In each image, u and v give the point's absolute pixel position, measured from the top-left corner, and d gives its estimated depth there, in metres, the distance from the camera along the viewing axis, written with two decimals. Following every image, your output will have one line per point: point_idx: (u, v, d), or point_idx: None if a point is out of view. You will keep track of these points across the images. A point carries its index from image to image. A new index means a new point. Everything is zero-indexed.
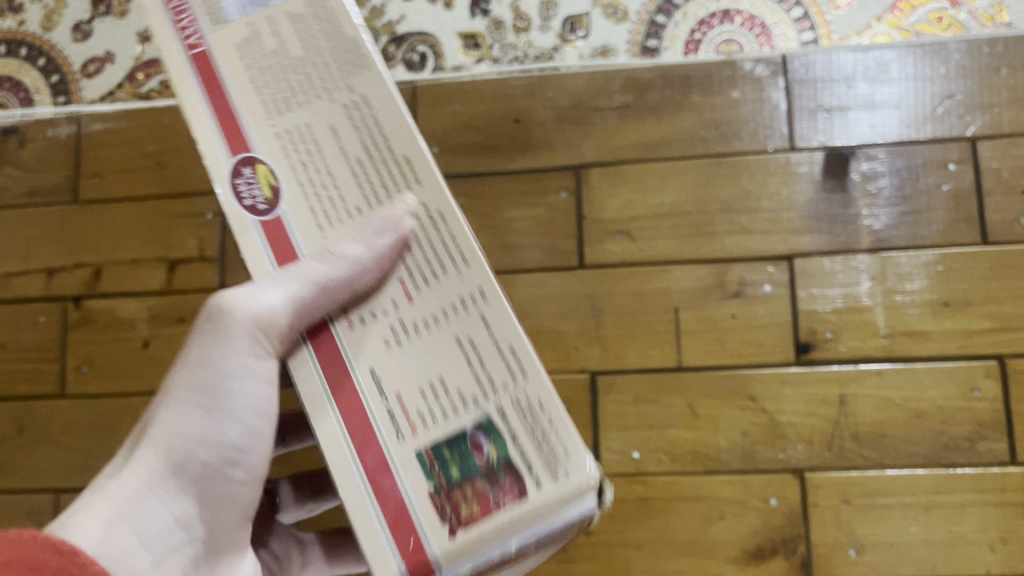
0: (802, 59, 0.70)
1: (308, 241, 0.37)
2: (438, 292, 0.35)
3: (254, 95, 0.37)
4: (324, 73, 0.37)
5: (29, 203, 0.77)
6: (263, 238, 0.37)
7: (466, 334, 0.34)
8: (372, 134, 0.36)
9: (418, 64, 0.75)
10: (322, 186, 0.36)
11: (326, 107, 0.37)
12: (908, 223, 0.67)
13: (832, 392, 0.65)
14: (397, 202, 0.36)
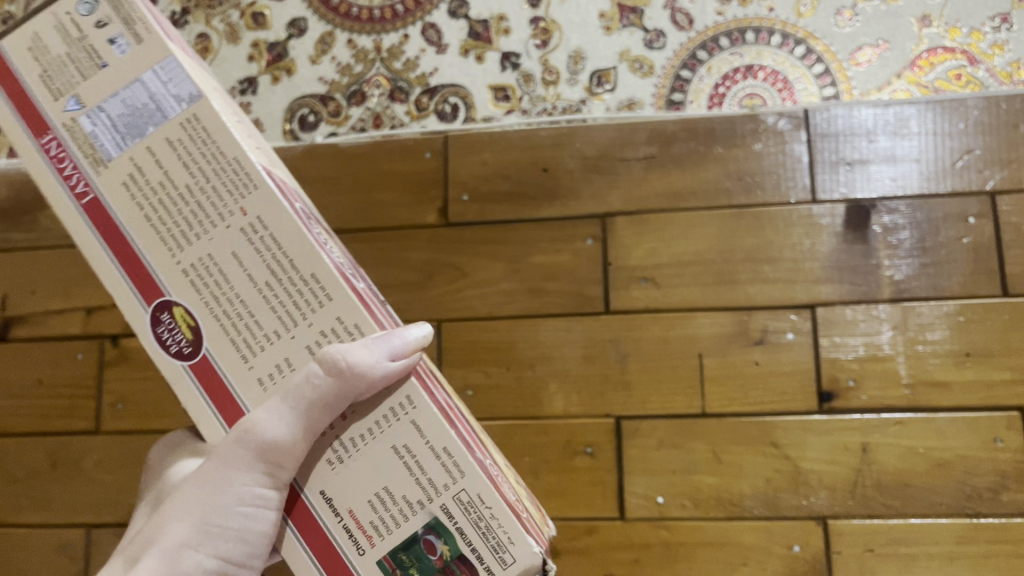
0: (823, 113, 0.72)
1: (163, 271, 0.38)
2: (258, 260, 0.37)
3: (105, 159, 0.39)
4: (177, 156, 0.38)
5: (70, 243, 0.80)
6: (121, 276, 0.38)
7: (292, 300, 0.37)
8: (203, 169, 0.38)
9: (449, 114, 0.78)
10: (170, 224, 0.38)
11: (150, 150, 0.38)
12: (928, 274, 0.68)
13: (854, 440, 0.66)
14: (236, 200, 0.38)
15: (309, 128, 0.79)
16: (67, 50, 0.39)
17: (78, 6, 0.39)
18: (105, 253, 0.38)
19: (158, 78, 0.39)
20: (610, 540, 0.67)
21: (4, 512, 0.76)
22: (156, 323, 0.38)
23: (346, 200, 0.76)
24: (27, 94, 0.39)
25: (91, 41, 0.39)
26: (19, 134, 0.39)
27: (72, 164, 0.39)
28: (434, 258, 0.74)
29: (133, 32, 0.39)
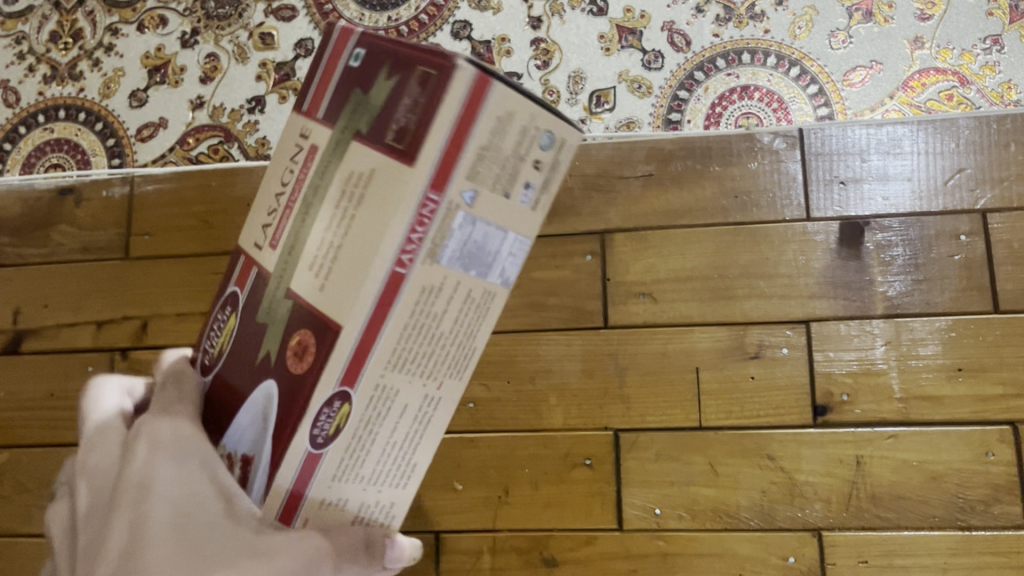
0: (818, 133, 0.73)
1: (368, 370, 0.33)
2: (405, 430, 0.36)
3: (359, 209, 0.33)
4: (406, 308, 0.33)
5: (82, 258, 0.82)
6: (341, 361, 0.33)
7: (389, 471, 0.36)
8: (458, 331, 0.35)
9: None
10: (414, 355, 0.34)
11: (462, 290, 0.34)
12: (920, 291, 0.69)
13: (848, 453, 0.67)
14: (423, 369, 0.35)
15: None
16: (496, 141, 0.32)
17: (545, 137, 0.33)
18: (360, 305, 0.32)
19: (503, 245, 0.35)
20: (610, 550, 0.68)
21: (15, 521, 0.77)
22: (297, 378, 0.34)
23: None
24: (461, 142, 0.31)
25: (533, 154, 0.33)
26: (422, 159, 0.31)
27: (423, 225, 0.32)
28: None
29: (539, 197, 0.34)
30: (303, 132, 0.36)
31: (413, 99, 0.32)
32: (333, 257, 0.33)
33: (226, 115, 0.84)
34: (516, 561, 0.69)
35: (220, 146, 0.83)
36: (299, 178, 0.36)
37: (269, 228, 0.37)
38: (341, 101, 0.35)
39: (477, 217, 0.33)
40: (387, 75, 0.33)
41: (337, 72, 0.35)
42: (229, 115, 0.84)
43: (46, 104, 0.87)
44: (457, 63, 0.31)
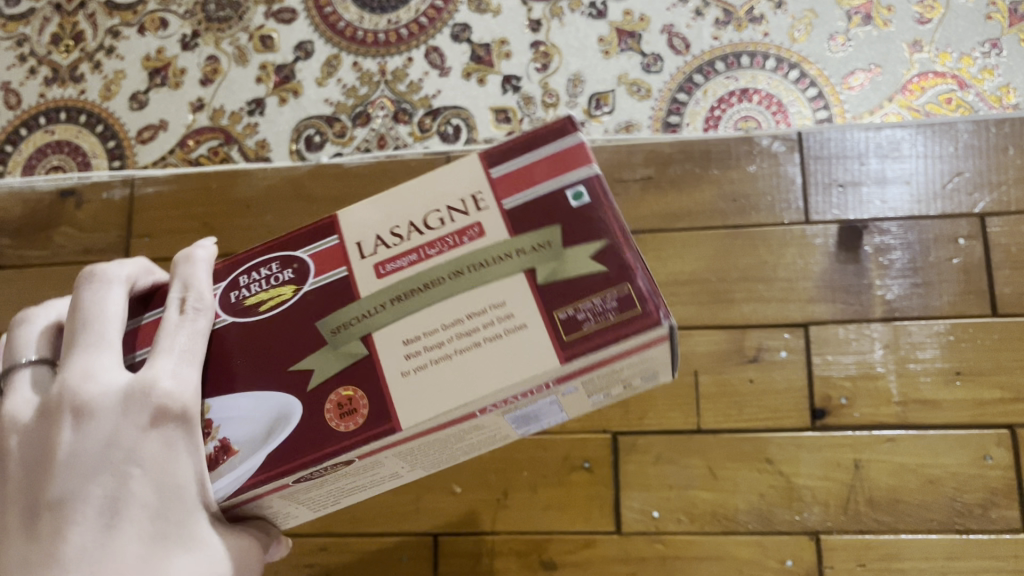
0: (817, 136, 0.74)
1: (384, 457, 0.39)
2: (368, 481, 0.43)
3: (484, 354, 0.37)
4: (447, 439, 0.40)
5: (82, 260, 0.81)
6: (370, 447, 0.38)
7: (317, 504, 0.44)
8: (461, 446, 0.43)
9: (452, 136, 0.80)
10: (423, 451, 0.41)
11: (490, 428, 0.41)
12: (919, 294, 0.69)
13: (846, 456, 0.67)
14: (418, 459, 0.42)
15: (316, 148, 0.81)
16: (612, 374, 0.39)
17: (643, 378, 0.41)
18: (430, 420, 0.37)
19: (549, 414, 0.43)
20: (608, 553, 0.68)
21: None
22: (338, 435, 0.38)
23: None
24: (604, 362, 0.37)
25: (631, 380, 0.42)
26: (574, 361, 0.37)
27: (521, 395, 0.38)
28: None
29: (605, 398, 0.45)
30: (475, 194, 0.40)
31: (602, 306, 0.37)
32: (438, 357, 0.38)
33: (226, 117, 0.84)
34: (515, 565, 0.69)
35: (219, 148, 0.83)
36: (447, 244, 0.39)
37: (385, 247, 0.40)
38: (534, 215, 0.39)
39: (560, 400, 0.41)
40: (593, 252, 0.38)
41: (553, 185, 0.40)
42: (230, 118, 0.84)
43: (47, 106, 0.87)
44: (662, 325, 0.36)
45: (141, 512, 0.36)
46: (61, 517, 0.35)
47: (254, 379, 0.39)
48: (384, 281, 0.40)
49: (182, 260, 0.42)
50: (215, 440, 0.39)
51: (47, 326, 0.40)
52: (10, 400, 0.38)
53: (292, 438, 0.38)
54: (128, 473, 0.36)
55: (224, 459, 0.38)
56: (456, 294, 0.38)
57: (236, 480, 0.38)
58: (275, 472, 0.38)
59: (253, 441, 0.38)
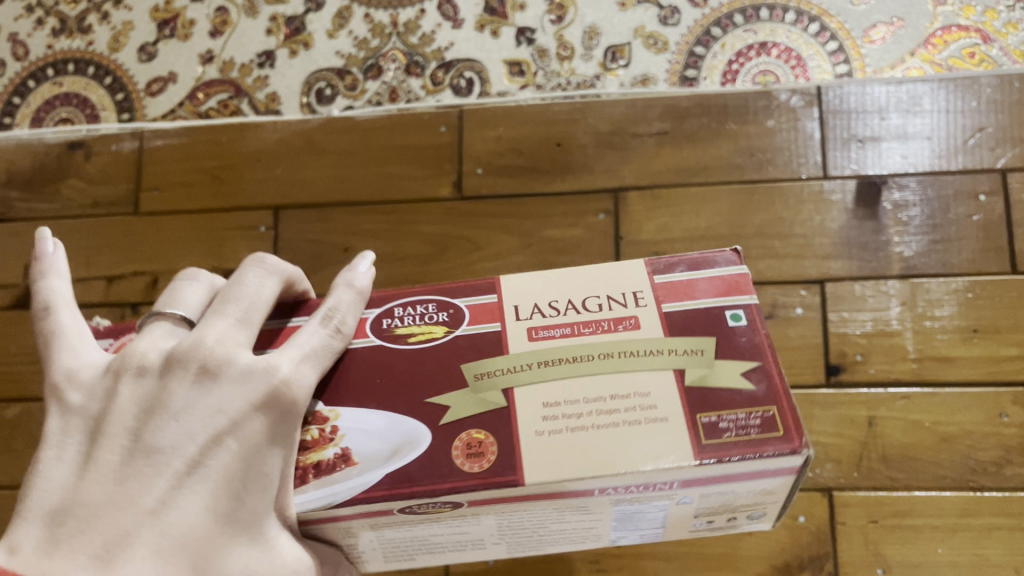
0: (836, 91, 0.72)
1: (489, 507, 0.40)
2: (454, 539, 0.44)
3: (618, 433, 0.39)
4: (552, 515, 0.41)
5: (92, 213, 0.80)
6: (484, 494, 0.39)
7: (396, 548, 0.45)
8: (559, 530, 0.44)
9: (465, 89, 0.78)
10: (519, 523, 0.42)
11: (594, 518, 0.43)
12: (937, 251, 0.68)
13: (860, 413, 0.67)
14: (515, 532, 0.44)
15: (326, 101, 0.80)
16: (729, 498, 0.41)
17: (752, 513, 0.45)
18: (556, 485, 0.38)
19: (652, 523, 0.46)
20: None
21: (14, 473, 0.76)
22: (462, 472, 0.39)
23: (362, 173, 0.77)
24: (733, 474, 0.39)
25: (737, 515, 0.44)
26: (707, 467, 0.38)
27: (642, 487, 0.39)
28: (448, 231, 0.74)
29: (708, 527, 0.47)
30: (635, 292, 0.44)
31: (747, 421, 0.39)
32: (576, 424, 0.39)
33: (236, 70, 0.83)
34: None
35: (229, 101, 0.82)
36: (602, 325, 0.43)
37: (540, 315, 0.44)
38: (691, 323, 0.42)
39: (667, 509, 0.43)
40: (746, 370, 0.41)
41: (714, 302, 0.43)
42: (239, 70, 0.83)
43: (55, 57, 0.86)
44: (805, 455, 0.38)
45: (223, 490, 0.36)
46: (154, 463, 0.35)
47: (390, 402, 0.42)
48: (535, 344, 0.43)
49: (342, 280, 0.44)
50: (337, 447, 0.40)
51: (207, 292, 0.43)
52: (140, 342, 0.39)
53: (420, 461, 0.39)
54: (225, 445, 0.37)
55: (342, 466, 0.40)
56: (606, 372, 0.41)
57: (350, 490, 0.39)
58: (399, 492, 0.38)
59: (376, 458, 0.40)
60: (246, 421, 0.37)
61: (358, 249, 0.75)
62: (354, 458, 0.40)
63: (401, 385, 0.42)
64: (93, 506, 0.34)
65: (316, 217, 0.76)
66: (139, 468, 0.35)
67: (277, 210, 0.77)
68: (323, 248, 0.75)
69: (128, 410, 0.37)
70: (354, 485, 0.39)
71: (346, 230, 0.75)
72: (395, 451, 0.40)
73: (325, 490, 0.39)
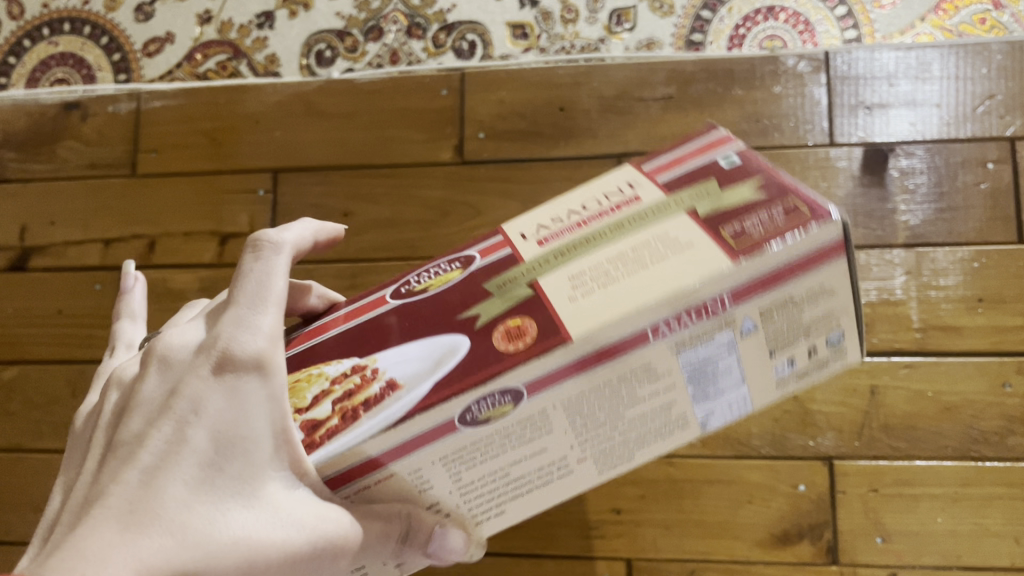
0: (844, 56, 0.71)
1: (545, 399, 0.33)
2: (535, 468, 0.35)
3: (649, 277, 0.33)
4: (619, 399, 0.34)
5: (89, 175, 0.79)
6: (539, 371, 0.32)
7: (478, 500, 0.36)
8: (646, 431, 0.36)
9: (467, 51, 0.77)
10: (593, 420, 0.34)
11: (666, 389, 0.34)
12: (944, 220, 0.68)
13: (862, 382, 0.66)
14: (598, 444, 0.35)
15: (326, 64, 0.79)
16: (799, 314, 0.34)
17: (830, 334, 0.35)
18: (608, 330, 0.32)
19: (737, 395, 0.36)
20: (619, 475, 0.68)
21: (16, 435, 0.76)
22: (503, 355, 0.33)
23: (362, 137, 0.75)
24: (790, 274, 0.33)
25: (815, 343, 0.35)
26: (758, 269, 0.32)
27: (697, 315, 0.32)
28: (449, 196, 0.73)
29: (790, 378, 0.37)
30: (629, 182, 0.39)
31: (771, 218, 0.33)
32: (607, 284, 0.34)
33: (234, 31, 0.82)
34: None
35: (228, 62, 0.81)
36: (607, 212, 0.37)
37: (547, 227, 0.38)
38: (692, 180, 0.37)
39: (740, 358, 0.34)
40: (755, 186, 0.35)
41: (705, 159, 0.38)
42: (238, 31, 0.81)
43: (50, 17, 0.85)
44: (836, 219, 0.32)
45: (196, 461, 0.34)
46: (122, 458, 0.34)
47: (420, 330, 0.35)
48: (546, 247, 0.37)
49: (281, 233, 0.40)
50: (382, 381, 0.34)
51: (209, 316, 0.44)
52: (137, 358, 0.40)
53: (465, 361, 0.33)
54: (189, 420, 0.34)
55: (390, 395, 0.33)
56: (625, 236, 0.35)
57: (402, 408, 0.33)
58: (455, 391, 0.32)
59: (420, 373, 0.33)
60: (208, 386, 0.35)
61: (358, 214, 0.74)
62: (402, 377, 0.34)
63: (433, 313, 0.36)
64: (69, 514, 0.34)
65: (317, 181, 0.76)
66: (108, 468, 0.35)
67: (276, 174, 0.76)
68: (322, 212, 0.75)
69: (112, 421, 0.37)
70: (403, 400, 0.33)
71: (346, 195, 0.75)
72: (443, 364, 0.33)
73: (376, 419, 0.33)
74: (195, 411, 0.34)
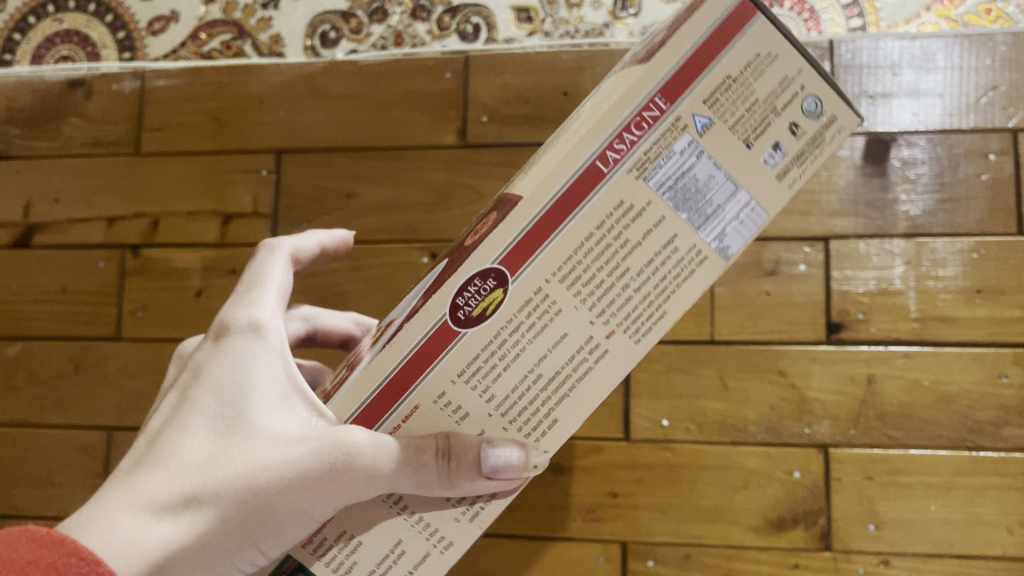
0: (848, 45, 0.71)
1: (531, 271, 0.36)
2: (565, 358, 0.37)
3: (584, 128, 0.37)
4: (610, 255, 0.37)
5: (93, 153, 0.80)
6: (507, 243, 0.36)
7: (522, 411, 0.38)
8: (663, 284, 0.37)
9: (471, 35, 0.77)
10: (595, 281, 0.37)
11: (659, 224, 0.37)
12: (944, 210, 0.68)
13: (860, 370, 0.67)
14: (617, 308, 0.37)
15: (330, 45, 0.79)
16: (753, 94, 0.37)
17: (804, 103, 0.37)
18: (558, 181, 0.36)
19: (746, 208, 0.38)
20: (616, 460, 0.68)
21: (21, 410, 0.77)
22: (471, 249, 0.37)
23: (365, 119, 0.76)
24: (708, 67, 0.36)
25: (789, 115, 0.37)
26: (673, 70, 0.36)
27: (639, 128, 0.36)
28: (451, 179, 0.74)
29: (790, 168, 0.37)
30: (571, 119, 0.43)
31: (667, 36, 0.38)
32: (554, 155, 0.38)
33: (239, 10, 0.82)
34: None
35: (233, 42, 0.81)
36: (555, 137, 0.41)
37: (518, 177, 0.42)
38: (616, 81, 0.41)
39: (717, 156, 0.37)
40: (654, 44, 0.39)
41: (622, 65, 0.42)
42: (243, 11, 0.81)
43: None
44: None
45: (237, 413, 0.42)
46: (179, 425, 0.42)
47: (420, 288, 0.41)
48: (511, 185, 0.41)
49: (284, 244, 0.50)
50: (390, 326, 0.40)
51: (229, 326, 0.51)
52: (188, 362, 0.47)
53: (444, 273, 0.38)
54: (228, 384, 0.43)
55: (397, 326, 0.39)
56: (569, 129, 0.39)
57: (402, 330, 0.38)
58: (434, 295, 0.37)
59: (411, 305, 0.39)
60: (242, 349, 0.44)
61: (361, 196, 0.75)
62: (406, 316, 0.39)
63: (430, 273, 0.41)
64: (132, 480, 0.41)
65: (320, 163, 0.76)
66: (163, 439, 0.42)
67: (280, 154, 0.77)
68: (325, 193, 0.75)
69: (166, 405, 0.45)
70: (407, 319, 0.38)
71: (349, 177, 0.75)
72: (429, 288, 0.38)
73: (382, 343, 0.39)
74: (232, 372, 0.43)
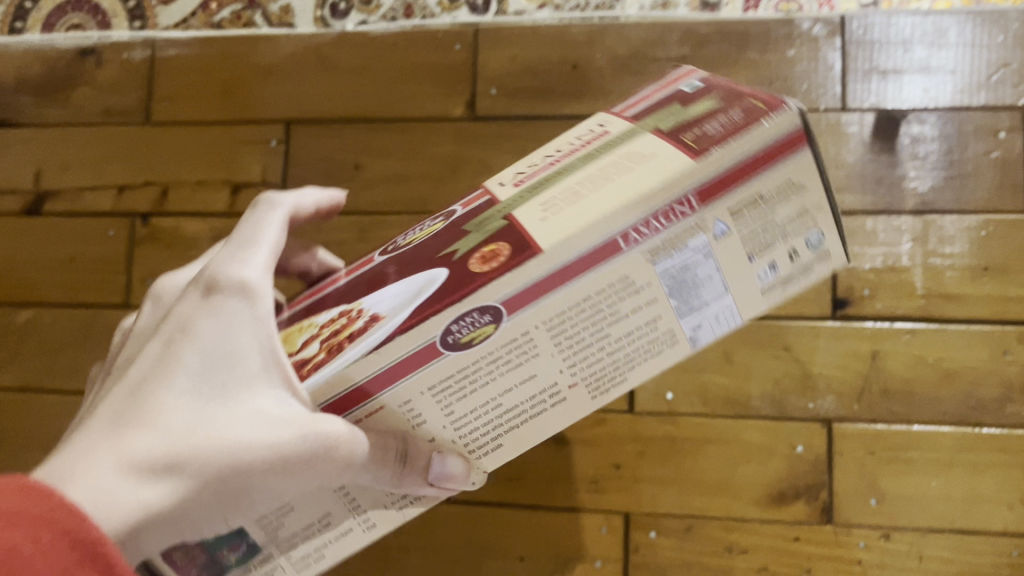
0: (860, 20, 0.71)
1: (524, 317, 0.34)
2: (526, 397, 0.36)
3: (608, 185, 0.34)
4: (595, 318, 0.35)
5: (103, 122, 0.80)
6: (516, 286, 0.34)
7: (473, 431, 0.37)
8: (632, 352, 0.36)
9: (482, 7, 0.76)
10: (576, 338, 0.35)
11: (647, 306, 0.35)
12: (953, 188, 0.68)
13: (865, 346, 0.67)
14: (585, 365, 0.36)
15: (341, 16, 0.78)
16: (768, 222, 0.34)
17: (810, 236, 0.34)
18: (570, 241, 0.33)
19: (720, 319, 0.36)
20: (620, 432, 0.69)
21: (30, 375, 0.77)
22: (474, 276, 0.34)
23: (374, 90, 0.76)
24: (747, 177, 0.33)
25: (793, 245, 0.34)
26: (718, 158, 0.33)
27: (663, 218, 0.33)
28: (459, 151, 0.74)
29: (774, 287, 0.35)
30: (602, 122, 0.39)
31: (728, 120, 0.34)
32: (573, 202, 0.34)
33: None
34: None
35: (243, 12, 0.79)
36: (577, 149, 0.37)
37: (524, 172, 0.38)
38: (654, 109, 0.37)
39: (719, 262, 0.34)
40: (712, 99, 0.35)
41: (672, 90, 0.38)
42: None
43: None
44: (792, 108, 0.32)
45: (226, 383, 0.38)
46: (158, 382, 0.38)
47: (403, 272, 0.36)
48: (522, 186, 0.37)
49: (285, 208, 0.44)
50: (366, 317, 0.36)
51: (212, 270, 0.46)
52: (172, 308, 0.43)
53: (438, 294, 0.35)
54: (217, 349, 0.38)
55: (372, 327, 0.36)
56: (591, 162, 0.35)
57: (385, 333, 0.35)
58: (422, 317, 0.34)
59: (399, 306, 0.35)
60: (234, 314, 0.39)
61: (369, 167, 0.75)
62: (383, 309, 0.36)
63: (416, 260, 0.37)
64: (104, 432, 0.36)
65: (329, 134, 0.76)
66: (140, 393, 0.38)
67: (289, 125, 0.77)
68: (334, 164, 0.76)
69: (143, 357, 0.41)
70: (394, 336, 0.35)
71: (358, 148, 0.75)
72: (421, 293, 0.35)
73: (359, 347, 0.35)
74: (222, 339, 0.39)
